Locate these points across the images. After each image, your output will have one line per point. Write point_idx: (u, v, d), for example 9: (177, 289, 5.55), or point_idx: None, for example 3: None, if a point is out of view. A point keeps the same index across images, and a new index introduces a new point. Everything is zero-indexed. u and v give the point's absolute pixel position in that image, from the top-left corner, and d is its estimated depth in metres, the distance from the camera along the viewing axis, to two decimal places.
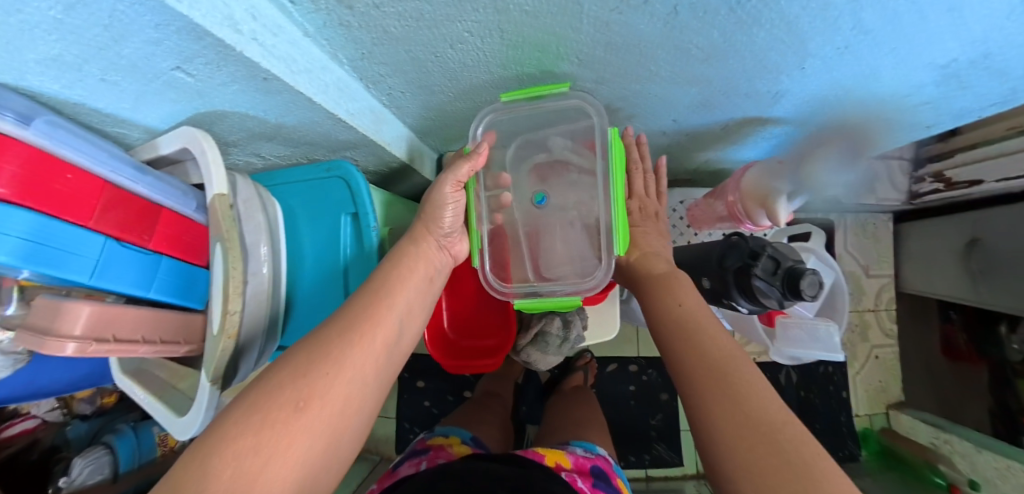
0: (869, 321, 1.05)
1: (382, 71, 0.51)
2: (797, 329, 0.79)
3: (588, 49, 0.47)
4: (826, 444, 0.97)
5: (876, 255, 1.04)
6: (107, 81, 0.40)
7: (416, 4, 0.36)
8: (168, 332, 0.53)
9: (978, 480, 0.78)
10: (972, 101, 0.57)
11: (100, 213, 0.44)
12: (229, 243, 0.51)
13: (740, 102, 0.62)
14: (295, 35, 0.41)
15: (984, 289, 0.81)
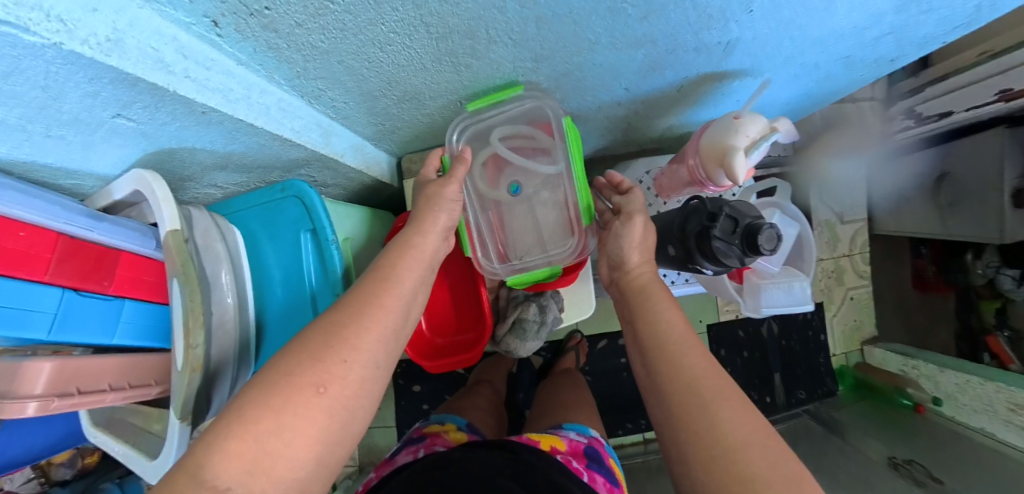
0: (845, 266, 1.08)
1: (327, 88, 0.46)
2: (771, 287, 0.72)
3: (517, 28, 0.41)
4: (805, 387, 1.02)
5: (849, 201, 1.13)
6: (55, 137, 0.35)
7: (333, 12, 0.32)
8: (144, 374, 0.50)
9: (940, 397, 0.85)
10: (935, 27, 0.60)
11: (56, 266, 0.41)
12: (186, 278, 0.44)
13: (689, 59, 0.60)
14: (223, 63, 0.36)
15: (952, 222, 0.94)
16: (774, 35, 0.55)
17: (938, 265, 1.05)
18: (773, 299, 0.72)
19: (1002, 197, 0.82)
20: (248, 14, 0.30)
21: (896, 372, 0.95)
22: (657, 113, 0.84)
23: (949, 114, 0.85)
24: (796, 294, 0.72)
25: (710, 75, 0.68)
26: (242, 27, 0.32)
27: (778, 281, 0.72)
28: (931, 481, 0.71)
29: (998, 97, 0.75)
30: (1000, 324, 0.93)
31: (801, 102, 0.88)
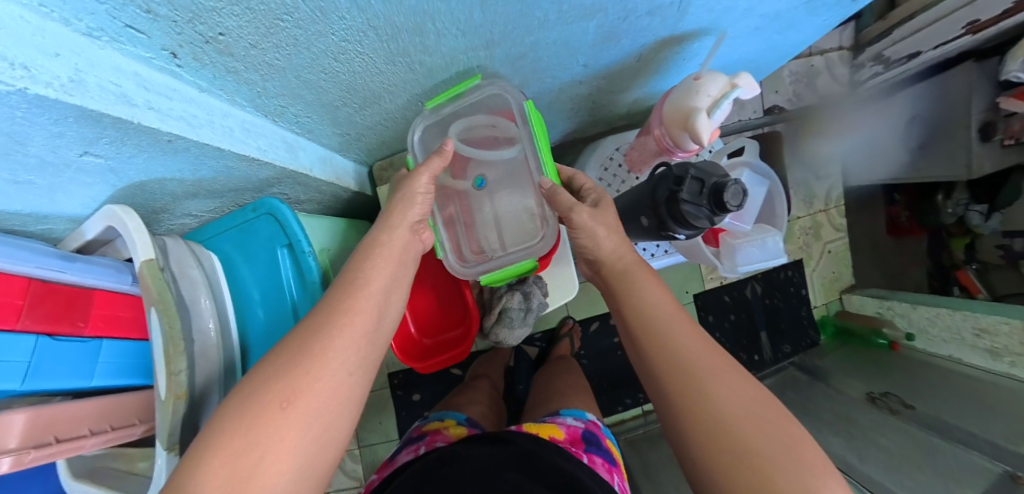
0: (822, 222, 1.10)
1: (291, 104, 0.43)
2: (748, 246, 0.74)
3: (466, 15, 0.39)
4: (789, 340, 1.06)
5: (821, 155, 1.12)
6: (20, 183, 0.31)
7: (279, 30, 0.29)
8: (121, 415, 0.47)
9: (913, 332, 0.90)
10: None
11: (29, 312, 0.37)
12: (162, 306, 0.42)
13: (642, 24, 0.58)
14: (188, 93, 0.33)
15: (922, 161, 0.96)
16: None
17: (912, 209, 1.07)
18: (750, 257, 0.75)
19: (970, 134, 0.86)
20: (203, 42, 0.27)
21: (872, 314, 1.00)
22: (623, 84, 0.82)
23: (919, 53, 0.85)
24: (769, 248, 0.75)
25: (668, 38, 0.67)
26: (202, 57, 0.29)
27: (753, 239, 0.75)
28: (903, 409, 0.77)
29: (966, 30, 0.75)
30: (968, 258, 0.99)
31: (767, 56, 0.87)
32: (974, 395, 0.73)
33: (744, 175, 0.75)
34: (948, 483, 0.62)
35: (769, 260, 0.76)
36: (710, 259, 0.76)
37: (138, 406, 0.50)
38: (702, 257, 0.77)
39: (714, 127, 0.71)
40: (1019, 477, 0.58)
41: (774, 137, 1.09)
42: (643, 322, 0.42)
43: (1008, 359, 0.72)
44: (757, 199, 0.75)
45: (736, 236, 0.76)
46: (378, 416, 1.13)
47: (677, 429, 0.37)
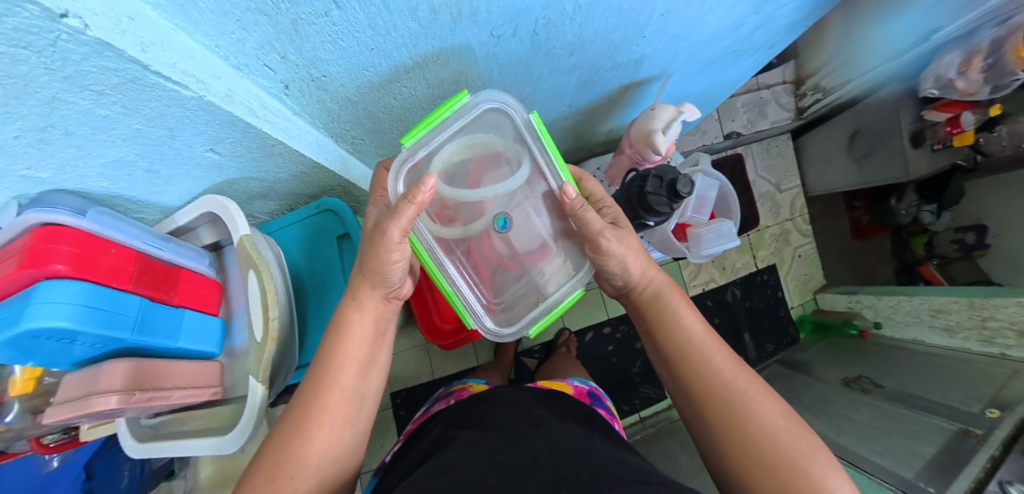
0: (789, 228, 1.20)
1: (356, 134, 0.56)
2: (708, 233, 0.85)
3: (486, 60, 0.53)
4: (770, 339, 1.12)
5: (782, 171, 1.24)
6: (151, 171, 0.39)
7: (361, 71, 0.41)
8: (201, 379, 0.51)
9: (880, 321, 0.96)
10: (791, 16, 0.78)
11: (137, 277, 0.42)
12: (259, 269, 0.51)
13: (613, 75, 0.77)
14: (291, 120, 0.44)
15: (867, 169, 1.06)
16: (670, 48, 0.73)
17: (870, 213, 1.18)
18: (709, 241, 0.85)
19: (903, 140, 0.97)
20: (310, 80, 0.39)
21: (844, 309, 1.05)
22: (596, 116, 0.97)
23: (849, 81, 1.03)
24: (725, 232, 0.85)
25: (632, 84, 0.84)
26: (304, 91, 0.40)
27: (711, 226, 0.86)
28: (874, 388, 0.81)
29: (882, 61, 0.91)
30: (929, 254, 1.09)
31: (713, 90, 1.03)
32: (937, 369, 0.78)
33: (699, 180, 0.87)
34: (924, 448, 0.65)
35: (726, 243, 0.86)
36: (680, 249, 0.86)
37: (214, 373, 0.54)
38: (675, 249, 0.87)
39: (670, 141, 0.85)
40: (971, 430, 0.63)
41: (738, 157, 1.23)
42: (680, 346, 0.49)
43: (962, 334, 0.79)
44: (710, 198, 0.89)
45: (698, 228, 0.87)
46: (383, 434, 1.15)
47: (695, 397, 0.47)
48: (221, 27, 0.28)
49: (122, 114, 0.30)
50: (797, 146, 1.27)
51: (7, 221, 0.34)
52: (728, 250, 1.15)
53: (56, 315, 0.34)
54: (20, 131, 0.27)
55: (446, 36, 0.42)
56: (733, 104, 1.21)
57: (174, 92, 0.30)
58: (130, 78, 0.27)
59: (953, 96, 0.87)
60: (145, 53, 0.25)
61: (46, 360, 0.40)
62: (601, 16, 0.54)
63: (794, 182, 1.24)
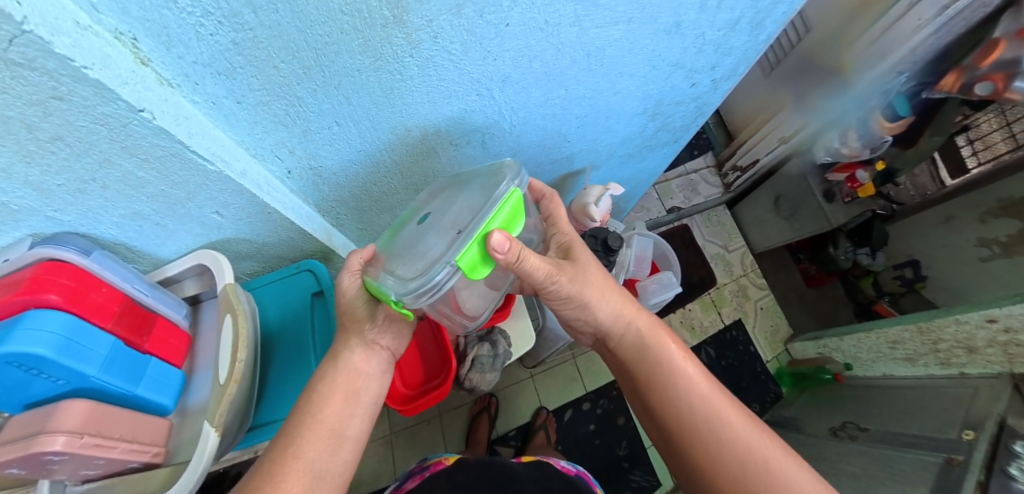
0: (746, 284, 1.24)
1: (342, 213, 0.68)
2: (652, 283, 0.88)
3: (450, 161, 0.70)
4: (752, 398, 1.08)
5: (726, 234, 1.33)
6: (158, 224, 0.50)
7: (349, 159, 0.55)
8: (149, 434, 0.51)
9: (850, 362, 0.95)
10: (683, 118, 0.93)
11: (117, 316, 0.48)
12: (236, 314, 0.54)
13: (551, 169, 0.89)
14: (292, 198, 0.57)
15: (796, 223, 1.16)
16: (594, 148, 0.87)
17: (815, 262, 1.26)
18: (653, 292, 0.88)
19: (816, 197, 1.08)
20: (309, 168, 0.54)
21: (815, 356, 1.03)
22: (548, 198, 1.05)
23: (759, 160, 1.20)
24: (665, 282, 0.88)
25: (570, 174, 0.88)
26: (303, 177, 0.55)
27: (651, 278, 0.89)
28: (860, 433, 0.76)
29: (780, 142, 1.10)
30: (879, 293, 1.17)
31: (637, 177, 1.11)
32: (912, 401, 0.75)
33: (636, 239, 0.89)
34: (909, 485, 0.58)
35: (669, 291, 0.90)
36: None
37: (163, 431, 0.53)
38: None
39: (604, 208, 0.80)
40: (954, 459, 0.57)
41: (683, 227, 1.32)
42: (654, 374, 0.53)
43: (923, 361, 0.78)
44: (647, 258, 0.90)
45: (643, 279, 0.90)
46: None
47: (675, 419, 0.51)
48: (249, 129, 0.43)
49: (152, 176, 0.42)
50: (733, 213, 1.39)
51: (17, 254, 0.43)
52: (693, 309, 1.17)
53: (37, 342, 0.40)
54: (67, 181, 0.39)
55: (412, 138, 0.59)
56: (669, 186, 1.35)
57: (203, 166, 0.42)
58: (172, 154, 0.39)
59: (844, 159, 1.02)
60: (190, 138, 0.39)
61: (5, 398, 0.43)
62: (532, 128, 0.72)
63: (739, 243, 1.33)
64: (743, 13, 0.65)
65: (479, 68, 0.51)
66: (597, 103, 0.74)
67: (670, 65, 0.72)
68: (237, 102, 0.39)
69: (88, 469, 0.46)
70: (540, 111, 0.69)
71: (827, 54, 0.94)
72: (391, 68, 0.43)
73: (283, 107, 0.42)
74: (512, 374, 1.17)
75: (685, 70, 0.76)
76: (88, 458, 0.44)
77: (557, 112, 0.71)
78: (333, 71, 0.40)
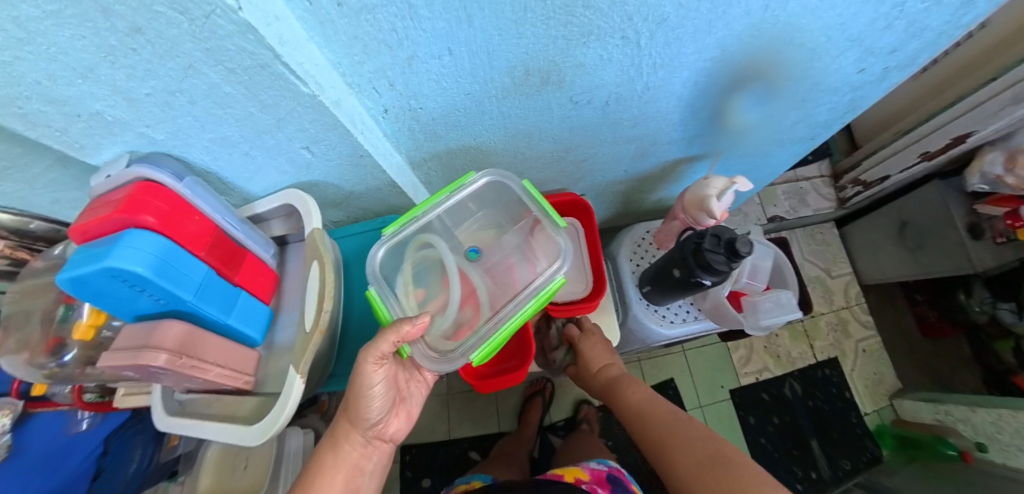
0: (847, 318, 1.08)
1: (432, 167, 0.60)
2: (766, 302, 0.62)
3: (552, 126, 0.59)
4: (844, 453, 0.96)
5: (830, 257, 1.17)
6: (248, 155, 0.42)
7: (456, 98, 0.45)
8: (241, 363, 0.46)
9: (983, 441, 0.83)
10: (828, 113, 0.71)
11: (210, 247, 0.42)
12: (323, 262, 0.48)
13: (667, 150, 0.74)
14: (384, 142, 0.49)
15: (926, 260, 0.97)
16: (717, 133, 0.71)
17: (936, 308, 1.08)
18: (766, 312, 0.61)
19: (959, 232, 0.90)
20: (408, 110, 0.45)
21: (931, 422, 0.93)
22: (638, 192, 0.87)
23: (889, 177, 1.00)
24: (784, 302, 0.62)
25: (683, 161, 0.76)
26: (399, 118, 0.46)
27: (765, 294, 0.63)
28: None
29: (921, 158, 0.91)
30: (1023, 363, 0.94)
31: (752, 176, 0.93)
32: None
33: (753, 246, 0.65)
34: None
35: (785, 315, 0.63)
36: (737, 320, 0.62)
37: (252, 361, 0.48)
38: (727, 320, 0.64)
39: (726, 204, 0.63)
40: None
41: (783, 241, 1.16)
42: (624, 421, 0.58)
43: None
44: (763, 271, 0.65)
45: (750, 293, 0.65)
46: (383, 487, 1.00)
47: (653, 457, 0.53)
48: (345, 47, 0.33)
49: (243, 95, 0.33)
50: (841, 233, 1.20)
51: (117, 171, 0.37)
52: (781, 337, 1.04)
53: (136, 262, 0.34)
54: (153, 91, 0.31)
55: (524, 85, 0.47)
56: (774, 191, 1.17)
57: (295, 86, 0.32)
58: (260, 66, 0.29)
59: (1004, 189, 0.82)
60: (281, 47, 0.28)
61: (114, 307, 0.38)
62: (661, 97, 0.58)
63: (844, 268, 1.17)
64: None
65: (635, 5, 0.37)
66: (753, 73, 0.57)
67: (837, 44, 0.52)
68: (337, 3, 0.28)
69: (190, 383, 0.43)
70: (681, 76, 0.54)
71: (964, 79, 0.81)
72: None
73: (388, 19, 0.31)
74: None
75: (862, 47, 0.54)
76: (186, 376, 0.40)
77: (704, 79, 0.56)
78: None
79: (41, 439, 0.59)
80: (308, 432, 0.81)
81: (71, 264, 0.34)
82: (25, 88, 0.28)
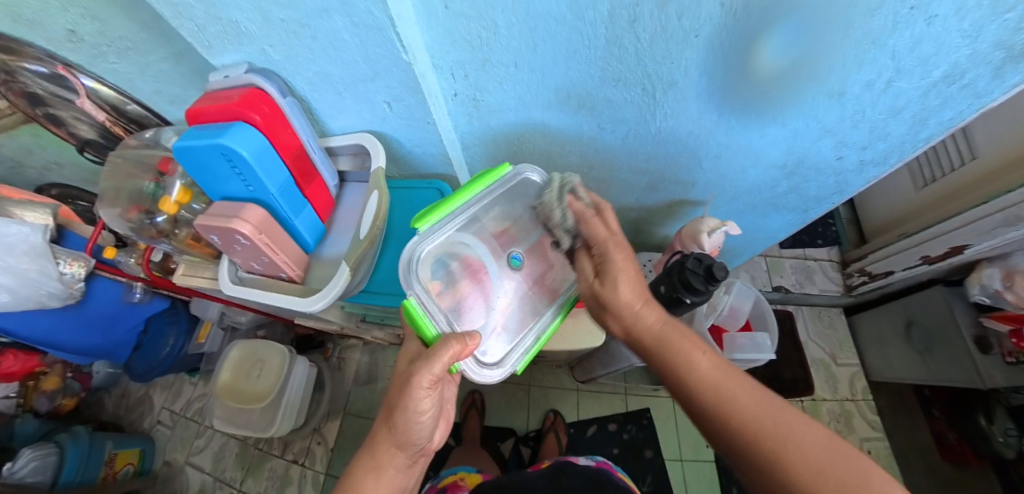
0: (851, 411, 1.07)
1: (479, 152, 0.67)
2: (742, 337, 0.65)
3: (577, 150, 0.64)
4: None
5: (837, 343, 1.14)
6: (340, 95, 0.50)
7: (505, 101, 0.52)
8: (292, 259, 0.54)
9: None
10: (819, 188, 0.67)
11: (294, 156, 0.49)
12: (382, 191, 0.54)
13: (675, 190, 0.73)
14: (446, 120, 0.56)
15: (933, 365, 0.93)
16: (718, 185, 0.69)
17: (956, 429, 0.98)
18: (739, 347, 0.65)
19: (965, 340, 0.87)
20: (470, 97, 0.52)
21: None
22: (646, 226, 0.90)
23: (893, 271, 1.02)
24: (758, 343, 0.64)
25: (681, 200, 0.76)
26: (464, 103, 0.53)
27: (743, 332, 0.67)
28: None
29: (922, 261, 0.93)
30: None
31: None
32: None
33: (734, 287, 0.68)
34: None
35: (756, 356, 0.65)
36: (716, 352, 0.63)
37: (301, 261, 0.56)
38: (704, 348, 0.65)
39: (716, 240, 0.68)
40: None
41: (788, 314, 1.16)
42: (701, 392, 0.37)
43: None
44: (743, 313, 0.69)
45: (728, 327, 0.68)
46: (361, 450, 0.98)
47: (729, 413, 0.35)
48: (441, 39, 0.41)
49: (355, 44, 0.39)
50: (850, 322, 1.17)
51: (236, 74, 0.45)
52: None
53: (246, 148, 0.42)
54: (287, 19, 0.37)
55: (562, 106, 0.53)
56: (780, 263, 1.20)
57: (398, 51, 0.39)
58: (377, 30, 0.36)
59: (1006, 306, 0.81)
60: (397, 21, 0.35)
61: (212, 184, 0.47)
62: (671, 141, 0.59)
63: (851, 357, 1.13)
64: (910, 99, 0.45)
65: (654, 66, 0.44)
66: (744, 140, 0.57)
67: (850, 127, 0.51)
68: (445, 6, 0.36)
69: (256, 262, 0.52)
70: (687, 129, 0.56)
71: (959, 197, 0.88)
72: (584, 33, 0.39)
73: (477, 29, 0.39)
74: (558, 379, 1.04)
75: (835, 138, 0.53)
76: (260, 252, 0.49)
77: (730, 137, 0.56)
78: (536, 13, 0.36)
79: (106, 297, 0.82)
80: (312, 368, 0.93)
81: (186, 135, 0.42)
82: None
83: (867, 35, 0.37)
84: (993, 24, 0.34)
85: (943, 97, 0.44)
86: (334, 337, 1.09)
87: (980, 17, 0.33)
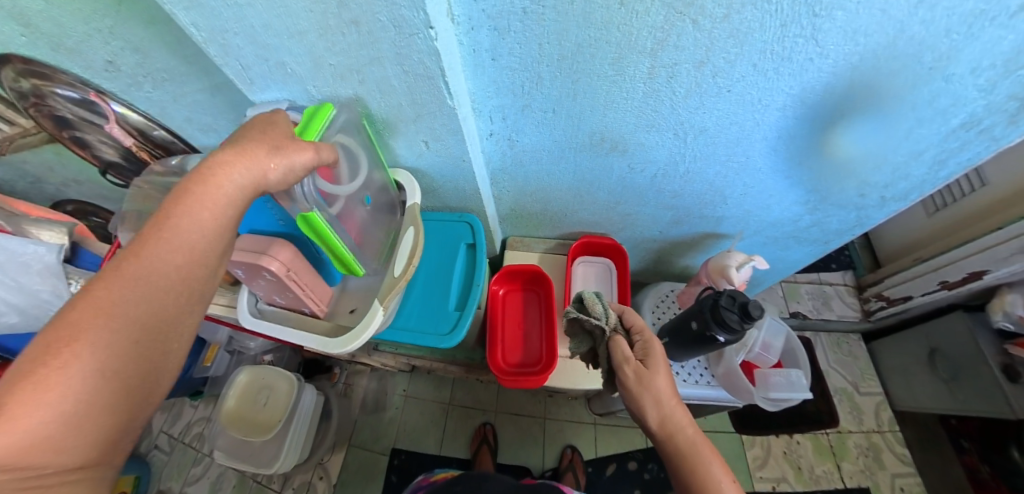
0: (879, 445, 1.02)
1: (508, 189, 0.64)
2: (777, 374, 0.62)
3: (605, 191, 0.62)
4: None
5: (858, 371, 1.11)
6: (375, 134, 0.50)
7: (539, 144, 0.51)
8: (319, 294, 0.52)
9: None
10: (839, 224, 0.65)
11: None
12: (417, 227, 0.53)
13: (698, 225, 0.70)
14: (479, 160, 0.55)
15: (962, 397, 0.90)
16: (743, 221, 0.67)
17: (989, 463, 0.94)
18: (774, 385, 0.62)
19: (993, 371, 0.83)
20: (505, 139, 0.51)
21: None
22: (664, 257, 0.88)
23: (911, 297, 1.00)
24: (792, 380, 0.62)
25: (712, 235, 0.74)
26: (499, 143, 0.52)
27: (776, 369, 0.64)
28: None
29: (940, 287, 0.91)
30: None
31: None
32: None
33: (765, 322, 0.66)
34: None
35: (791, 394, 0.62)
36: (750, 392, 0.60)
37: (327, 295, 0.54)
38: (737, 384, 0.62)
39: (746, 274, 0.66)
40: None
41: (806, 341, 1.13)
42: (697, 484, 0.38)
43: None
44: (776, 349, 0.66)
45: (759, 361, 0.65)
46: (366, 483, 0.94)
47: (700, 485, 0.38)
48: (487, 86, 0.41)
49: (402, 90, 0.39)
50: (869, 350, 1.14)
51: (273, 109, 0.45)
52: (802, 445, 1.02)
53: None
54: (338, 64, 0.38)
55: (592, 150, 0.52)
56: (796, 289, 1.19)
57: (444, 97, 0.39)
58: (427, 77, 0.36)
59: None
60: (448, 70, 0.36)
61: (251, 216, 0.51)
62: (699, 181, 0.57)
63: (874, 387, 1.09)
64: (930, 144, 0.44)
65: (687, 116, 0.43)
66: (770, 180, 0.55)
67: (881, 172, 0.49)
68: (493, 58, 0.36)
69: (280, 296, 0.50)
70: (715, 170, 0.54)
71: (971, 225, 0.87)
72: (624, 86, 0.39)
73: (520, 79, 0.39)
74: (573, 410, 1.00)
75: (856, 180, 0.51)
76: (286, 287, 0.48)
77: (758, 178, 0.55)
78: (581, 67, 0.37)
79: None
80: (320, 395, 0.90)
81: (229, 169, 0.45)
82: (241, 27, 0.35)
83: (889, 92, 0.37)
84: (1008, 80, 0.34)
85: (962, 140, 0.43)
86: (343, 362, 1.06)
87: (993, 74, 0.34)
